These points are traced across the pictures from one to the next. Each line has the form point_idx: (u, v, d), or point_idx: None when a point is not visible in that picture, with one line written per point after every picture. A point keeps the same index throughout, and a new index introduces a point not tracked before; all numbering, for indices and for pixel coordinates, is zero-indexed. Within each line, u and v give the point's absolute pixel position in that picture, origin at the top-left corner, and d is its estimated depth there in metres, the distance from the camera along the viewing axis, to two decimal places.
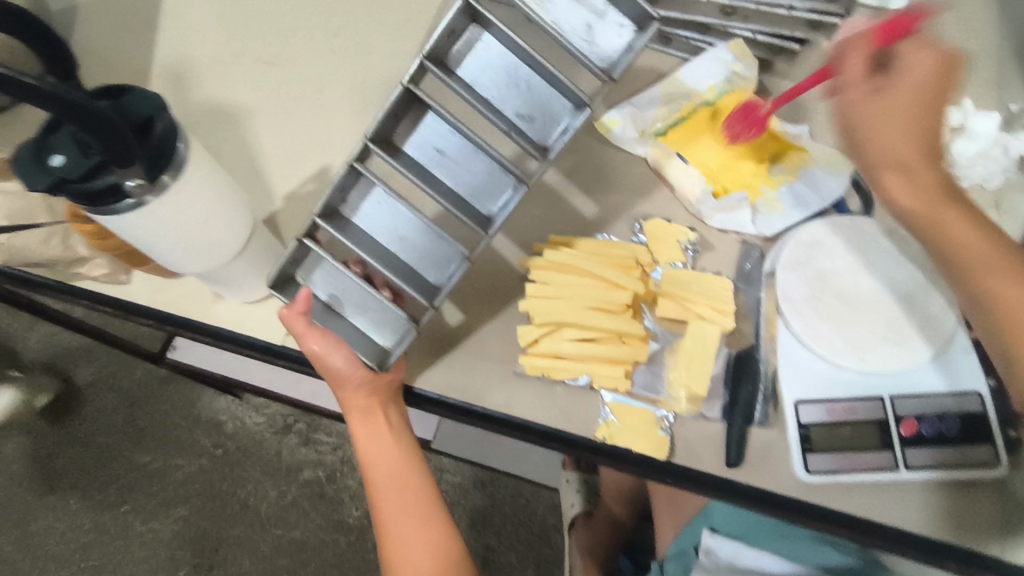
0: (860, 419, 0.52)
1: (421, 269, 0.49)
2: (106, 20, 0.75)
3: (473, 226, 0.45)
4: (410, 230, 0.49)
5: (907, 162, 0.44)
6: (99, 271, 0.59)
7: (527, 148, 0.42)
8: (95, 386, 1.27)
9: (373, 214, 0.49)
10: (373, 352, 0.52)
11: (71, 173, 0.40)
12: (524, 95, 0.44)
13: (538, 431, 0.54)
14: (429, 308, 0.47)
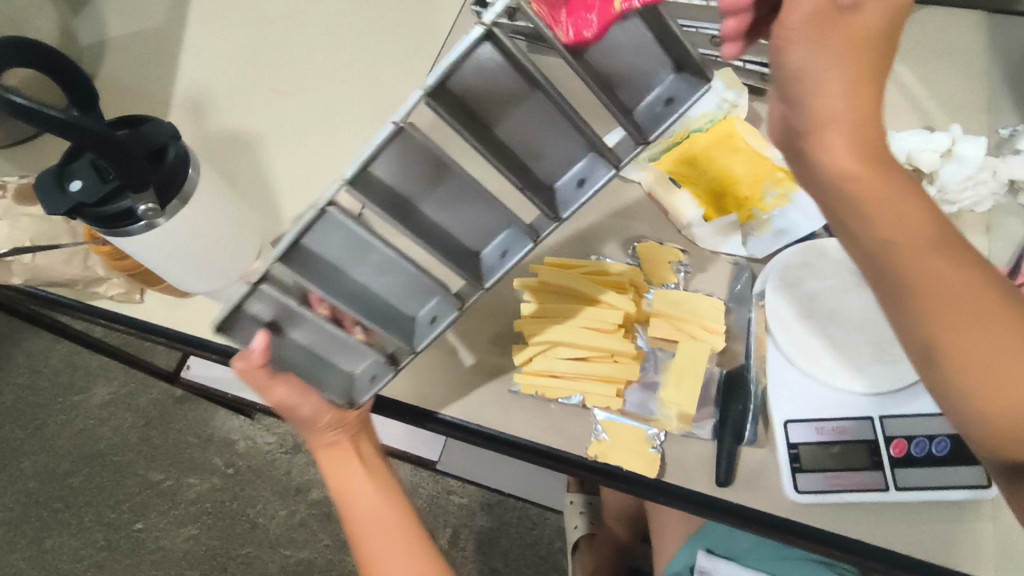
0: (849, 439, 0.52)
1: (402, 303, 0.48)
2: (131, 54, 0.80)
3: (466, 277, 0.45)
4: (388, 264, 0.45)
5: (846, 114, 0.34)
6: (116, 290, 0.61)
7: (541, 209, 0.42)
8: (113, 404, 1.30)
9: (341, 249, 0.44)
10: (335, 390, 0.52)
11: (87, 197, 0.43)
12: (529, 132, 0.41)
13: (531, 449, 0.55)
14: (412, 352, 0.48)
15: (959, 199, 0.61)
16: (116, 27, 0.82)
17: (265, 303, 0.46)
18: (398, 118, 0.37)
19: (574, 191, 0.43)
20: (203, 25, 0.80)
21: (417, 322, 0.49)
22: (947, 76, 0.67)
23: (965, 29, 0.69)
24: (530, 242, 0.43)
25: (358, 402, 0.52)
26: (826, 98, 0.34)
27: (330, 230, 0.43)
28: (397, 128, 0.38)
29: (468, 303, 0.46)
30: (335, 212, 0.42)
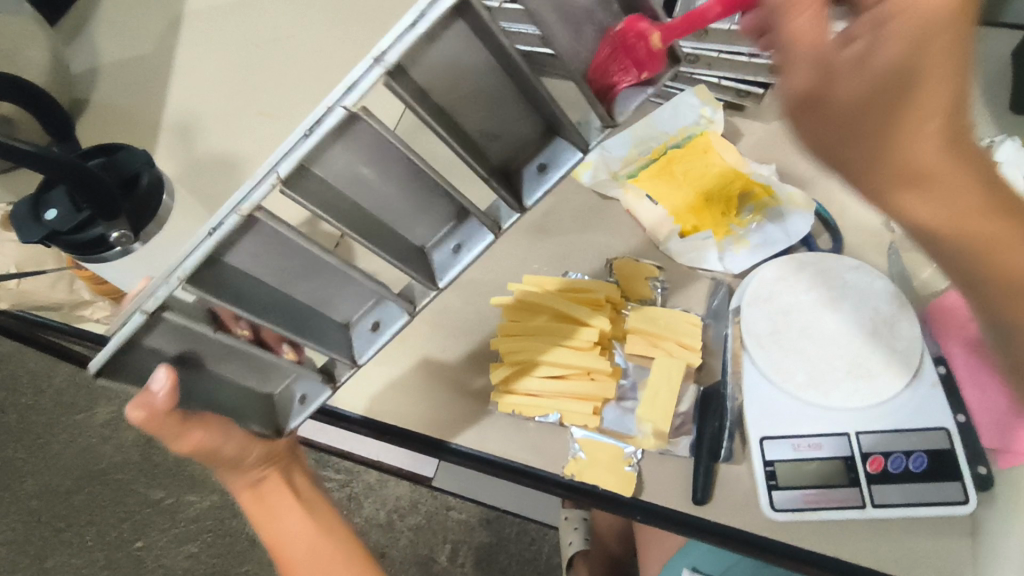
0: (826, 455, 0.51)
1: (334, 304, 0.44)
2: (124, 79, 0.81)
3: (420, 280, 0.40)
4: (318, 271, 0.40)
5: (907, 184, 0.35)
6: (102, 314, 0.61)
7: (504, 199, 0.38)
8: (114, 422, 1.31)
9: (271, 255, 0.38)
10: (257, 415, 0.48)
11: (62, 226, 0.44)
12: (487, 111, 0.37)
13: (508, 467, 0.55)
14: (353, 366, 0.44)
15: None
16: (109, 54, 0.83)
17: (162, 333, 0.40)
18: (349, 101, 0.32)
19: (534, 175, 0.39)
20: (193, 51, 0.82)
21: (353, 331, 0.45)
22: None
23: None
24: (491, 233, 0.40)
25: (285, 430, 0.48)
26: (880, 175, 0.35)
27: (252, 242, 0.37)
28: (348, 112, 0.33)
29: (420, 308, 0.42)
30: (260, 216, 0.35)
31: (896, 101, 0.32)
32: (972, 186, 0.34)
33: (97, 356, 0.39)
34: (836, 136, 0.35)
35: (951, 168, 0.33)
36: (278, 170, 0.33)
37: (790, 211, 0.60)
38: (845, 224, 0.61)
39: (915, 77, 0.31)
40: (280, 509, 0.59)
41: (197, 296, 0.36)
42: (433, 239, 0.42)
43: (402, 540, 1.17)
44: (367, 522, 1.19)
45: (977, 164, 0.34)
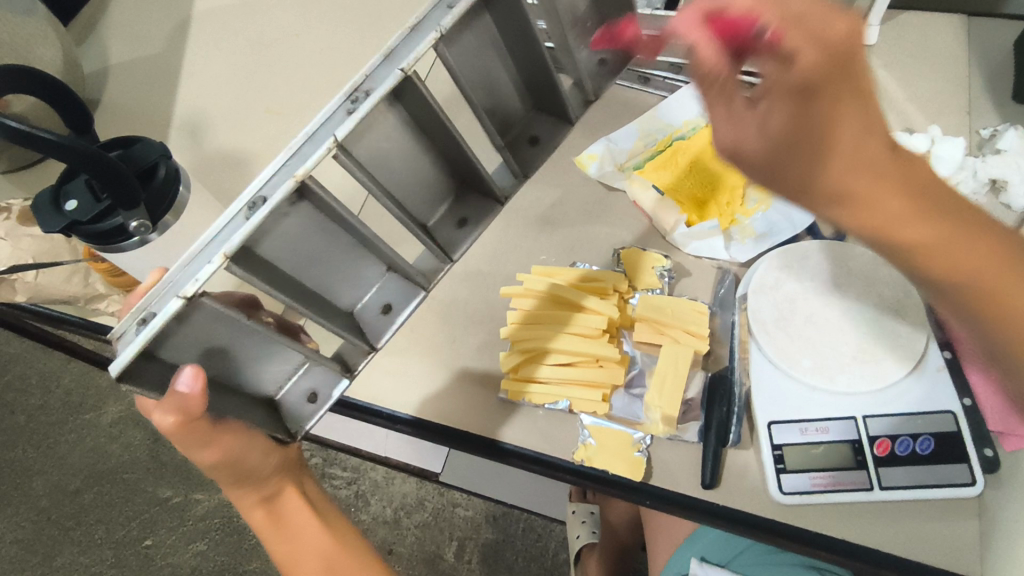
0: (833, 439, 0.52)
1: (336, 293, 0.43)
2: (133, 79, 0.83)
3: (435, 252, 0.43)
4: (330, 255, 0.41)
5: (858, 200, 0.32)
6: (116, 307, 0.63)
7: (512, 166, 0.44)
8: (121, 423, 1.32)
9: (294, 235, 0.38)
10: (270, 419, 0.44)
11: (82, 214, 0.45)
12: (493, 90, 0.42)
13: (518, 454, 0.56)
14: (373, 350, 0.44)
15: None
16: (119, 54, 0.85)
17: (192, 325, 0.36)
18: (406, 62, 0.34)
19: (528, 150, 0.45)
20: (201, 50, 0.83)
21: (359, 317, 0.44)
22: (927, 81, 0.68)
23: (945, 35, 0.70)
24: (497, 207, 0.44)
25: (302, 433, 0.44)
26: (835, 190, 0.32)
27: (279, 224, 0.36)
28: (401, 76, 0.34)
29: (435, 282, 0.45)
30: (308, 181, 0.35)
31: (811, 158, 0.31)
32: (905, 203, 0.33)
33: (115, 360, 0.34)
34: (762, 167, 0.33)
35: (884, 195, 0.32)
36: (336, 132, 0.34)
37: None
38: None
39: (818, 125, 0.30)
40: (294, 525, 0.55)
41: (242, 277, 0.34)
42: (436, 215, 0.45)
43: (410, 536, 1.18)
44: (376, 518, 1.20)
45: (903, 178, 0.33)
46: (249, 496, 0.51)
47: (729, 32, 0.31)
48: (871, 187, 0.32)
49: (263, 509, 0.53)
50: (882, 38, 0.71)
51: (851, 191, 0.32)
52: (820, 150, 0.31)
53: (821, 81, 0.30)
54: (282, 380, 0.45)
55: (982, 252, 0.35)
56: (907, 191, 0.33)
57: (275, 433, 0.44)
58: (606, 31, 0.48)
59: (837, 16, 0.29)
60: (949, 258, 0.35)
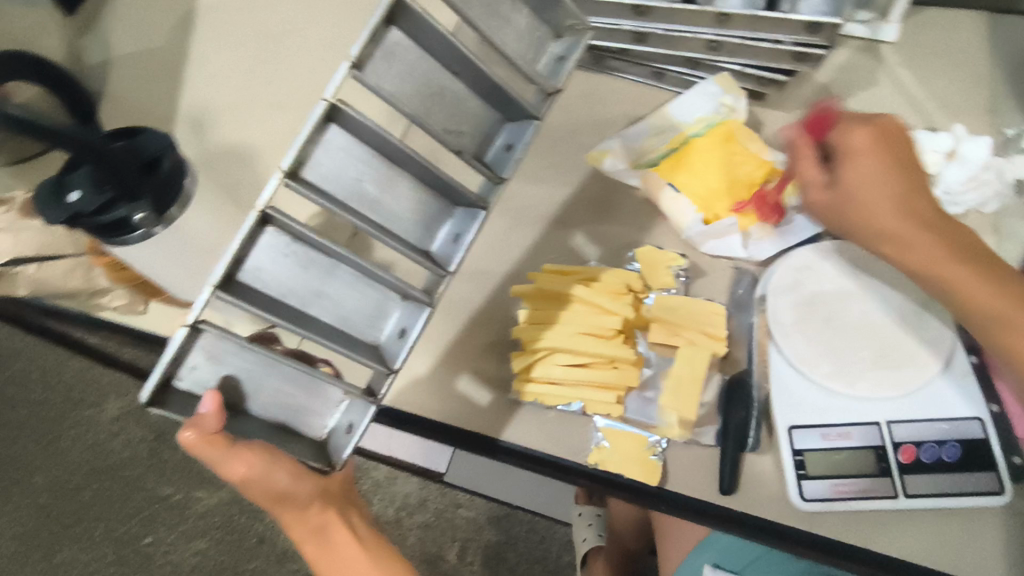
0: (856, 444, 0.51)
1: (353, 329, 0.43)
2: (137, 71, 0.81)
3: (430, 266, 0.42)
4: (331, 284, 0.42)
5: (894, 230, 0.46)
6: (119, 302, 0.61)
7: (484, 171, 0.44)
8: (121, 419, 1.31)
9: (279, 269, 0.40)
10: (309, 453, 0.43)
11: (83, 207, 0.42)
12: (452, 112, 0.43)
13: (532, 458, 0.54)
14: (390, 373, 0.43)
15: (964, 201, 0.60)
16: (122, 45, 0.83)
17: (202, 362, 0.39)
18: (329, 92, 0.37)
19: (506, 158, 0.45)
20: (206, 42, 0.82)
21: (382, 347, 0.44)
22: (949, 79, 0.67)
23: (967, 32, 0.69)
24: (482, 212, 0.43)
25: (339, 462, 0.43)
26: (875, 223, 0.46)
27: (267, 259, 0.39)
28: (329, 104, 0.38)
29: (439, 295, 0.43)
30: (272, 212, 0.38)
31: (862, 201, 0.46)
32: (934, 236, 0.45)
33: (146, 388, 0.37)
34: (829, 203, 0.48)
35: (920, 231, 0.45)
36: (282, 163, 0.37)
37: None
38: None
39: (857, 184, 0.46)
40: (344, 562, 0.50)
41: (229, 302, 0.37)
42: (438, 237, 0.45)
43: (411, 537, 1.16)
44: (376, 518, 1.17)
45: (930, 218, 0.46)
46: (299, 522, 0.49)
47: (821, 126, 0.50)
48: (908, 223, 0.45)
49: (312, 540, 0.50)
50: (903, 35, 0.69)
51: (887, 228, 0.46)
52: (878, 188, 0.46)
53: (871, 150, 0.46)
54: (325, 418, 0.43)
55: (990, 293, 0.45)
56: (936, 231, 0.45)
57: (309, 461, 0.42)
58: (558, 25, 0.45)
59: (883, 124, 0.47)
60: (972, 298, 0.45)
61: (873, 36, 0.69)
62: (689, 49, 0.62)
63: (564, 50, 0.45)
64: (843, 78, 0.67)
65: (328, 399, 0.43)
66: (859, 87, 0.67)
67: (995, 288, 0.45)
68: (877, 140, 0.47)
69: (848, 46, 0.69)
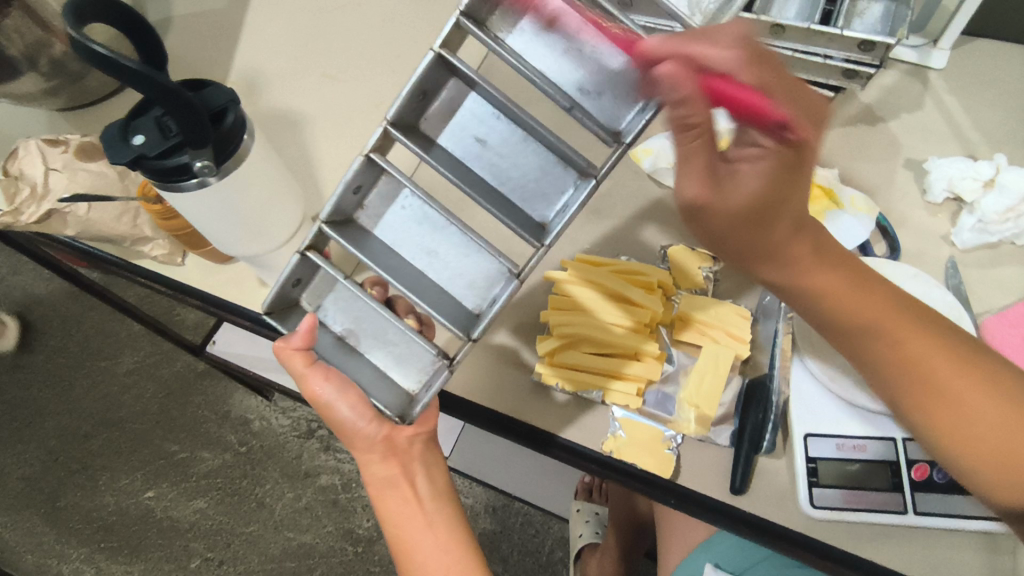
0: (870, 457, 0.52)
1: (458, 296, 0.46)
2: (193, 31, 0.83)
3: (526, 236, 0.43)
4: (441, 245, 0.47)
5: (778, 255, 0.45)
6: (160, 251, 0.64)
7: (596, 132, 0.43)
8: (137, 373, 1.33)
9: (396, 222, 0.48)
10: (394, 401, 0.49)
11: (148, 149, 0.45)
12: (583, 69, 0.43)
13: (560, 444, 0.55)
14: (466, 341, 0.44)
15: (999, 231, 0.60)
16: (182, 6, 0.85)
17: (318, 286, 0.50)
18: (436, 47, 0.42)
19: (636, 119, 0.42)
20: (264, 9, 0.84)
21: (475, 312, 0.46)
22: (995, 110, 0.67)
23: (1017, 67, 0.69)
24: (591, 175, 0.43)
25: (411, 416, 0.48)
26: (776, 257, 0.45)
27: (384, 208, 0.47)
28: (435, 56, 0.42)
29: (527, 271, 0.43)
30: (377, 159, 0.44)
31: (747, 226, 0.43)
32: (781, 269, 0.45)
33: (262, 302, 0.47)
34: (719, 236, 0.44)
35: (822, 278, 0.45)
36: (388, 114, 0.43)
37: (848, 216, 0.61)
38: (907, 234, 0.62)
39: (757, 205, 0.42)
40: (399, 510, 0.54)
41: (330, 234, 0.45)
42: (548, 213, 0.46)
43: None
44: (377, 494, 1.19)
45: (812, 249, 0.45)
46: (368, 467, 0.53)
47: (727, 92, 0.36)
48: (808, 252, 0.45)
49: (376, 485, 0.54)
50: (952, 63, 0.70)
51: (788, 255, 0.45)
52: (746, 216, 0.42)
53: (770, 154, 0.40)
54: (416, 375, 0.48)
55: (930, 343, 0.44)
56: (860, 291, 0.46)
57: (387, 410, 0.48)
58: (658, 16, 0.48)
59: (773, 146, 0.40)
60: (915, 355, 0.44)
61: (922, 62, 0.70)
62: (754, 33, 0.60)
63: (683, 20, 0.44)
64: (887, 99, 0.68)
65: (420, 360, 0.48)
66: (906, 109, 0.68)
67: (929, 335, 0.45)
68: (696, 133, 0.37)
69: (897, 68, 0.70)
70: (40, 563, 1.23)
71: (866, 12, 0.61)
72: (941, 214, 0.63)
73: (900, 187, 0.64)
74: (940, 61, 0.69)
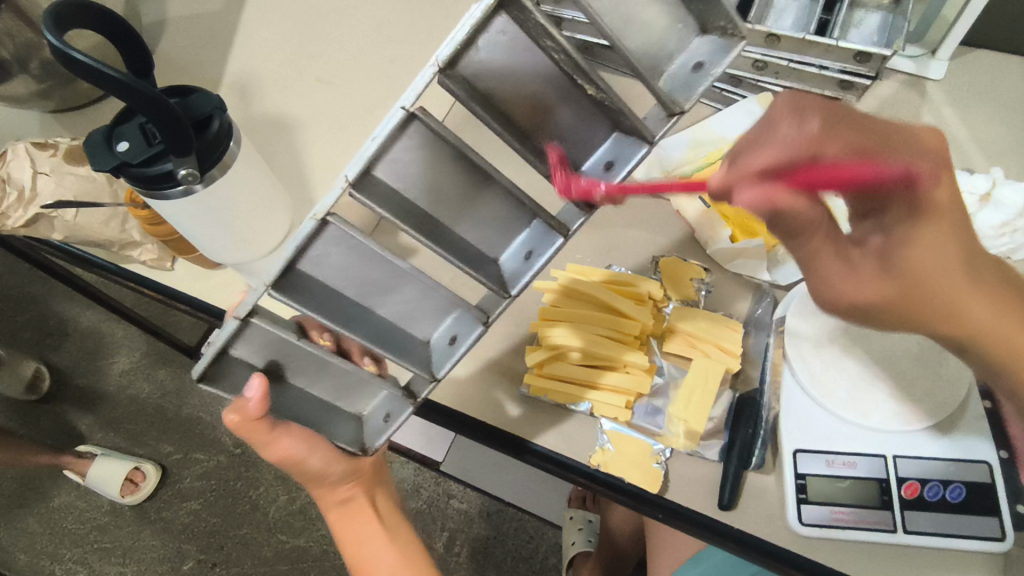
0: (860, 474, 0.51)
1: (414, 321, 0.43)
2: (188, 33, 0.83)
3: (493, 289, 0.40)
4: (419, 279, 0.40)
5: (969, 322, 0.36)
6: (148, 256, 0.64)
7: (570, 198, 0.37)
8: (131, 374, 1.33)
9: (344, 262, 0.38)
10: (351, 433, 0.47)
11: (133, 157, 0.44)
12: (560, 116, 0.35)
13: (540, 455, 0.54)
14: (432, 381, 0.43)
15: (998, 244, 0.60)
16: (177, 8, 0.85)
17: (251, 345, 0.42)
18: (407, 103, 0.32)
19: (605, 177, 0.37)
20: (261, 11, 0.83)
21: (432, 347, 0.44)
22: (992, 122, 0.67)
23: (1015, 78, 0.69)
24: (561, 237, 0.38)
25: (373, 448, 0.47)
26: (974, 316, 0.35)
27: (328, 250, 0.37)
28: (406, 112, 0.32)
29: (495, 319, 0.41)
30: (334, 219, 0.35)
31: (909, 303, 0.35)
32: (894, 279, 0.34)
33: (197, 365, 0.41)
34: (888, 322, 0.37)
35: (970, 296, 0.35)
36: (347, 173, 0.33)
37: None
38: None
39: (925, 278, 0.34)
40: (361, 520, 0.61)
41: (282, 301, 0.37)
42: (506, 256, 0.41)
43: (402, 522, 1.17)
44: None
45: (952, 233, 0.33)
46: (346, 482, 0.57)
47: (817, 181, 0.28)
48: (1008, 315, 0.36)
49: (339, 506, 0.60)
50: (949, 73, 0.69)
51: (977, 322, 0.36)
52: (914, 291, 0.34)
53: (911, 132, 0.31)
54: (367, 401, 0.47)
55: None
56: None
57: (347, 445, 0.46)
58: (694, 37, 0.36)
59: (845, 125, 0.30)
60: None
61: (920, 72, 0.69)
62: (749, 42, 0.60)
63: (706, 54, 0.34)
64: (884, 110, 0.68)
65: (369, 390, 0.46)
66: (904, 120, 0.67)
67: None
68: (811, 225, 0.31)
69: (895, 78, 0.69)
70: (32, 563, 1.23)
71: (863, 23, 0.61)
72: None
73: None
74: (938, 71, 0.69)
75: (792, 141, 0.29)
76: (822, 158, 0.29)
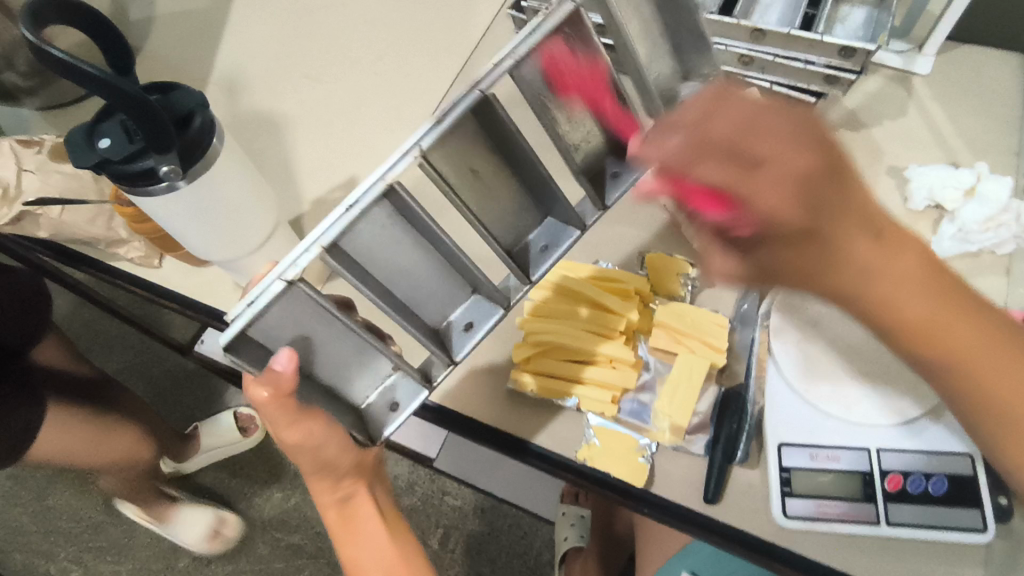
0: (843, 467, 0.51)
1: (423, 308, 0.44)
2: (177, 30, 0.83)
3: (517, 272, 0.43)
4: (418, 265, 0.41)
5: (894, 301, 0.36)
6: (136, 253, 0.64)
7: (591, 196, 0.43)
8: (124, 372, 1.33)
9: (374, 241, 0.38)
10: (357, 423, 0.46)
11: (113, 154, 0.44)
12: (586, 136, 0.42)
13: (541, 452, 0.54)
14: (450, 365, 0.44)
15: (979, 239, 0.59)
16: (165, 5, 0.85)
17: (278, 320, 0.38)
18: (486, 86, 0.35)
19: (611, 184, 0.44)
20: (249, 7, 0.83)
21: (445, 334, 0.45)
22: (979, 116, 0.67)
23: (1003, 73, 0.68)
24: (578, 231, 0.43)
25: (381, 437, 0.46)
26: (901, 304, 0.36)
27: (369, 226, 0.37)
28: (484, 96, 0.35)
29: (515, 304, 0.44)
30: (397, 189, 0.36)
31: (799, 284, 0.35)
32: (800, 254, 0.33)
33: (226, 333, 0.37)
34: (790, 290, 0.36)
35: (900, 284, 0.35)
36: (422, 144, 0.35)
37: None
38: None
39: (830, 243, 0.33)
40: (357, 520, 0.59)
41: (336, 268, 0.36)
42: (524, 242, 0.44)
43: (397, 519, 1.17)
44: None
45: (864, 215, 0.33)
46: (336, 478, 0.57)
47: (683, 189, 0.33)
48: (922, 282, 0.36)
49: (335, 510, 0.58)
50: (936, 69, 0.69)
51: (907, 310, 0.36)
52: (815, 269, 0.33)
53: (798, 134, 0.31)
54: (374, 387, 0.46)
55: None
56: (961, 317, 0.37)
57: (355, 432, 0.45)
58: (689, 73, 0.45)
59: (822, 137, 0.31)
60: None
61: (906, 67, 0.69)
62: (734, 38, 0.61)
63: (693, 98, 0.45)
64: (871, 105, 0.68)
65: (379, 374, 0.46)
66: (890, 116, 0.67)
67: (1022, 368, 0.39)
68: (742, 175, 0.30)
69: (881, 73, 0.70)
70: (27, 562, 1.23)
71: (847, 19, 0.61)
72: (923, 221, 0.62)
73: (881, 194, 0.64)
74: (925, 67, 0.69)
75: (671, 146, 0.31)
76: (691, 173, 0.31)
